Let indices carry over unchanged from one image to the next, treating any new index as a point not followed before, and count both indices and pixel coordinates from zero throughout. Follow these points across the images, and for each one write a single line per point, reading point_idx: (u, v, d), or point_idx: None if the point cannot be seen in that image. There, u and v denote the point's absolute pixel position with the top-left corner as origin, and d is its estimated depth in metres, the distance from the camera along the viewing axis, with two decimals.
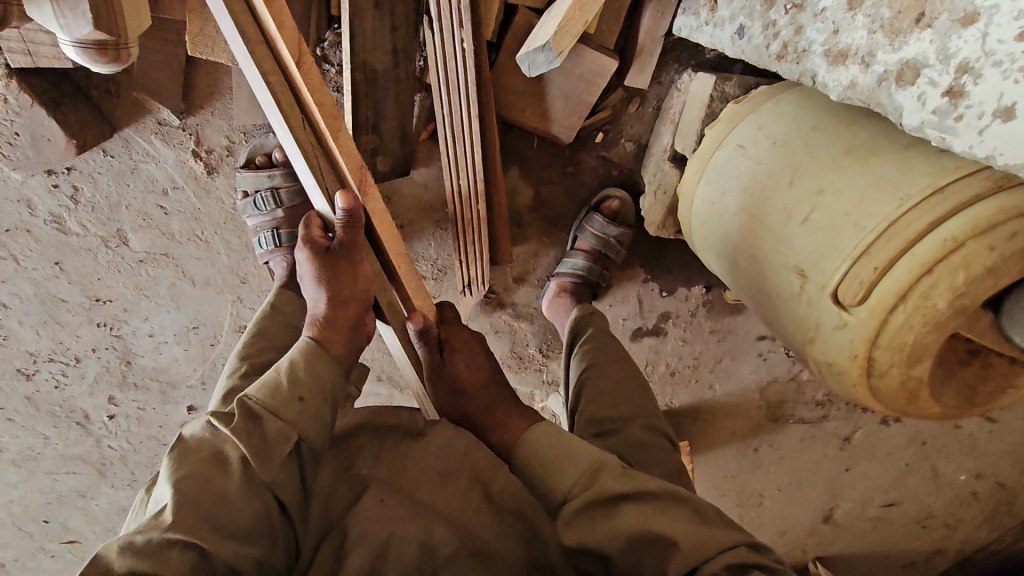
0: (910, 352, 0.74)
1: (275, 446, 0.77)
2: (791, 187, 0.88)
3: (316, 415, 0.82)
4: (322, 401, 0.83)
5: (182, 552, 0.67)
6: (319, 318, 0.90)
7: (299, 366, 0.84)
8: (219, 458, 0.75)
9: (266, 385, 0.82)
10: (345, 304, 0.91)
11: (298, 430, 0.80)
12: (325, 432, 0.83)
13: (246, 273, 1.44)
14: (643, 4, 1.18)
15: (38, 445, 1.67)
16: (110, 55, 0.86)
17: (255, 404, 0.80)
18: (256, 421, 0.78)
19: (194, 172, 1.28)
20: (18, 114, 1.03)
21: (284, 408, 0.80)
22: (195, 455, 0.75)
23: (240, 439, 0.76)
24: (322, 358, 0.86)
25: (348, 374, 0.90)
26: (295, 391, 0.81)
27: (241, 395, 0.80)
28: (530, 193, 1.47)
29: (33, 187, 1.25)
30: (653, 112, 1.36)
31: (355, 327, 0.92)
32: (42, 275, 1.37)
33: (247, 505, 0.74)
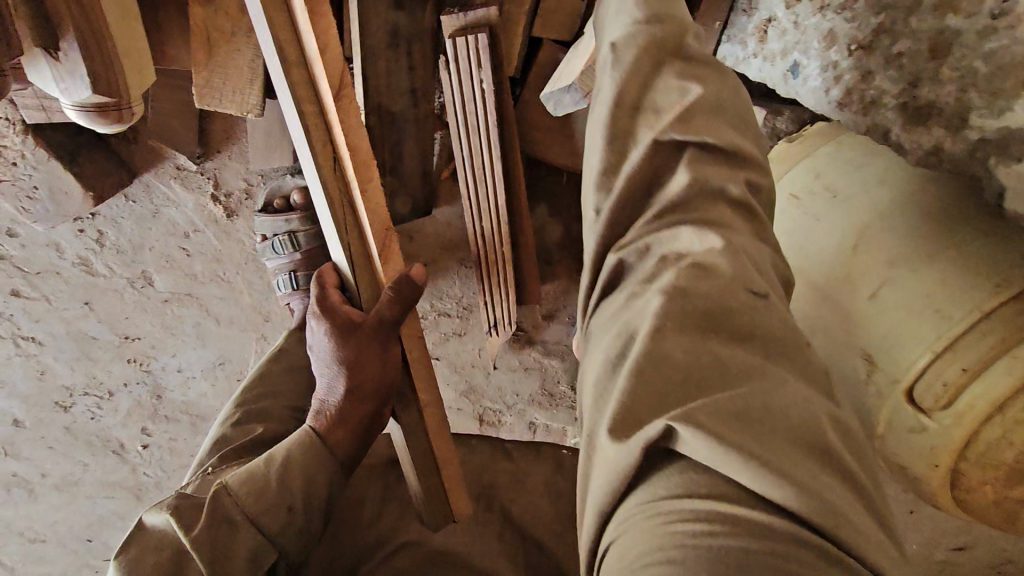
0: (1008, 469, 0.65)
1: (237, 560, 0.77)
2: (855, 254, 0.76)
3: (302, 524, 0.83)
4: (313, 510, 0.84)
5: None
6: (328, 410, 0.90)
7: (294, 468, 0.84)
8: (174, 566, 0.75)
9: (251, 479, 0.83)
10: (356, 392, 0.90)
11: (275, 545, 0.80)
12: (303, 543, 0.83)
13: (269, 311, 1.41)
14: None
15: (78, 472, 1.71)
16: (112, 116, 0.83)
17: (233, 506, 0.80)
18: (228, 526, 0.78)
19: (214, 215, 1.26)
20: (35, 168, 1.02)
21: (269, 518, 0.80)
22: (152, 557, 0.75)
23: (199, 551, 0.75)
24: (319, 453, 0.87)
25: (345, 463, 0.90)
26: (283, 498, 0.82)
27: (220, 490, 0.81)
28: (560, 229, 1.38)
29: (61, 232, 1.26)
30: None
31: (364, 420, 0.92)
32: (73, 314, 1.38)
33: None
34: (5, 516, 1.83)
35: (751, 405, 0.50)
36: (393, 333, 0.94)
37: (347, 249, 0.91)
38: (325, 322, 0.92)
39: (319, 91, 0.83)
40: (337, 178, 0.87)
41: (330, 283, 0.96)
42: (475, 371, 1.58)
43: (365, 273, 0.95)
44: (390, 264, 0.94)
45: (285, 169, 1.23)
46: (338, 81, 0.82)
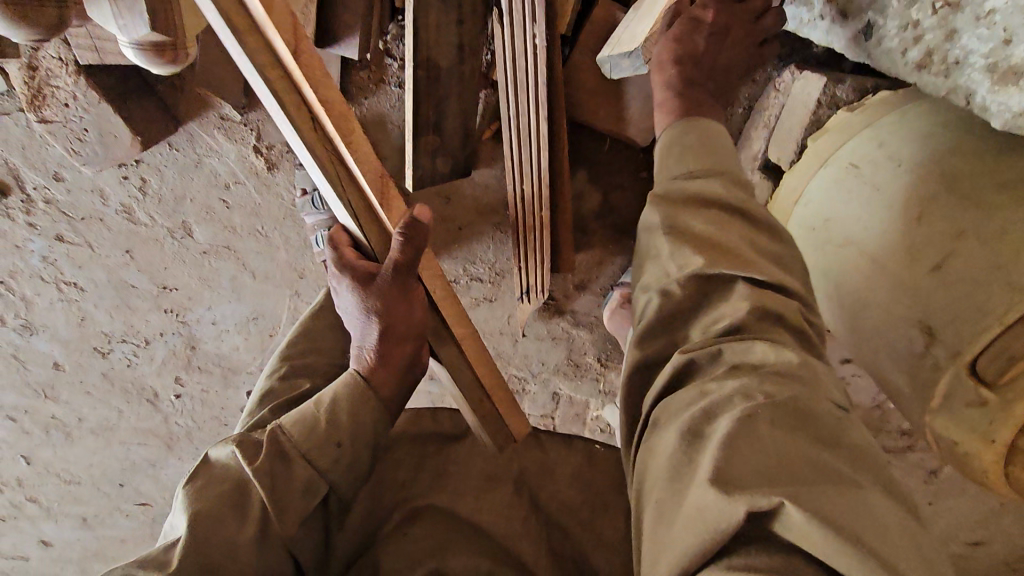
0: None
1: (295, 494, 0.81)
2: (919, 223, 0.74)
3: (348, 464, 0.85)
4: (361, 449, 0.87)
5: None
6: (369, 355, 0.93)
7: (341, 407, 0.87)
8: (237, 496, 0.79)
9: (301, 420, 0.86)
10: (392, 339, 0.93)
11: (327, 480, 0.84)
12: (353, 481, 0.87)
13: (303, 268, 1.42)
14: None
15: (113, 418, 1.76)
16: (168, 56, 0.83)
17: (287, 442, 0.84)
18: (283, 461, 0.82)
19: (255, 167, 1.26)
20: (85, 110, 1.03)
21: (317, 453, 0.83)
22: (216, 487, 0.80)
23: (261, 481, 0.80)
24: (365, 399, 0.89)
25: (392, 410, 0.93)
26: (333, 434, 0.85)
27: (276, 426, 0.85)
28: (598, 198, 1.36)
29: (105, 178, 1.27)
30: (743, 113, 1.21)
31: (403, 363, 0.95)
32: (115, 262, 1.40)
33: (256, 556, 0.77)
34: (42, 458, 1.90)
35: (830, 490, 0.57)
36: (415, 274, 0.94)
37: (351, 211, 0.90)
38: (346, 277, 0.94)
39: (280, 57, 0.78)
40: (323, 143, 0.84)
41: (342, 239, 0.99)
42: (501, 339, 1.60)
43: (372, 224, 0.94)
44: (394, 206, 0.91)
45: None
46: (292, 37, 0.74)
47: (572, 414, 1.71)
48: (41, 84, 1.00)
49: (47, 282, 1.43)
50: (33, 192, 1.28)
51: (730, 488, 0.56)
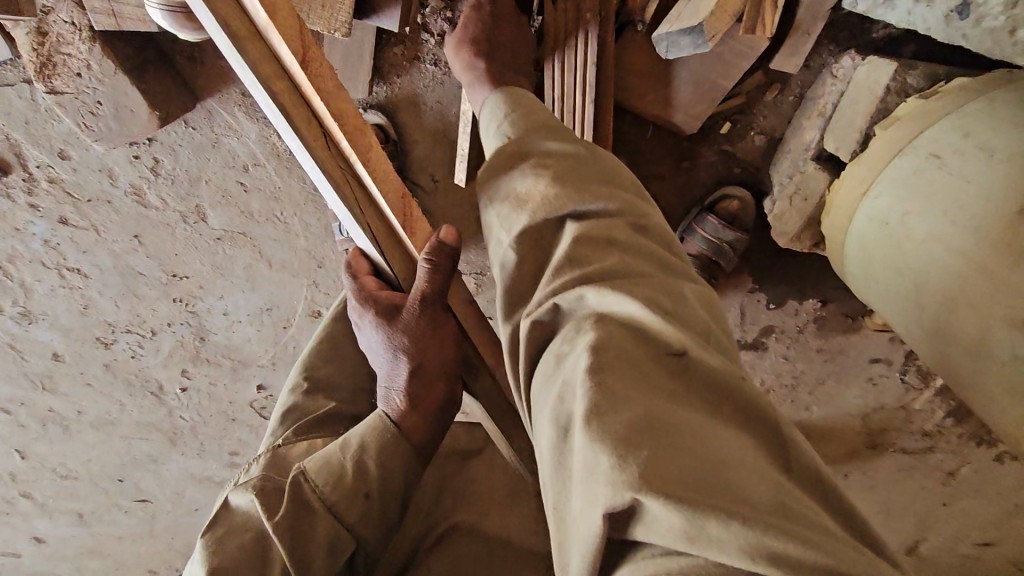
0: None
1: (322, 551, 0.68)
2: (1020, 219, 0.68)
3: (379, 514, 0.72)
4: (391, 497, 0.74)
5: None
6: (397, 398, 0.78)
7: (369, 452, 0.73)
8: (259, 553, 0.67)
9: (326, 466, 0.73)
10: (425, 379, 0.78)
11: (355, 536, 0.71)
12: (382, 530, 0.74)
13: (323, 258, 1.35)
14: None
15: (115, 411, 1.68)
16: (198, 21, 0.76)
17: (311, 493, 0.70)
18: (307, 514, 0.69)
19: (277, 148, 1.18)
20: (99, 81, 0.95)
21: (347, 505, 0.70)
22: (234, 540, 0.68)
23: (280, 537, 0.66)
24: (396, 446, 0.75)
25: (423, 463, 0.78)
26: (361, 485, 0.72)
27: (298, 471, 0.72)
28: None
29: (115, 157, 1.19)
30: (795, 101, 1.15)
31: (438, 408, 0.80)
32: (122, 248, 1.32)
33: None
34: (38, 452, 1.81)
35: (710, 465, 0.45)
36: (445, 305, 0.81)
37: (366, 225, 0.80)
38: (369, 310, 0.81)
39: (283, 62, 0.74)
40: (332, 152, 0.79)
41: (363, 269, 0.88)
42: None
43: (398, 253, 0.85)
44: (420, 231, 0.83)
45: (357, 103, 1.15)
46: (301, 47, 0.72)
47: None
48: (53, 55, 0.93)
49: (49, 267, 1.35)
50: (35, 171, 1.20)
51: (598, 482, 0.45)
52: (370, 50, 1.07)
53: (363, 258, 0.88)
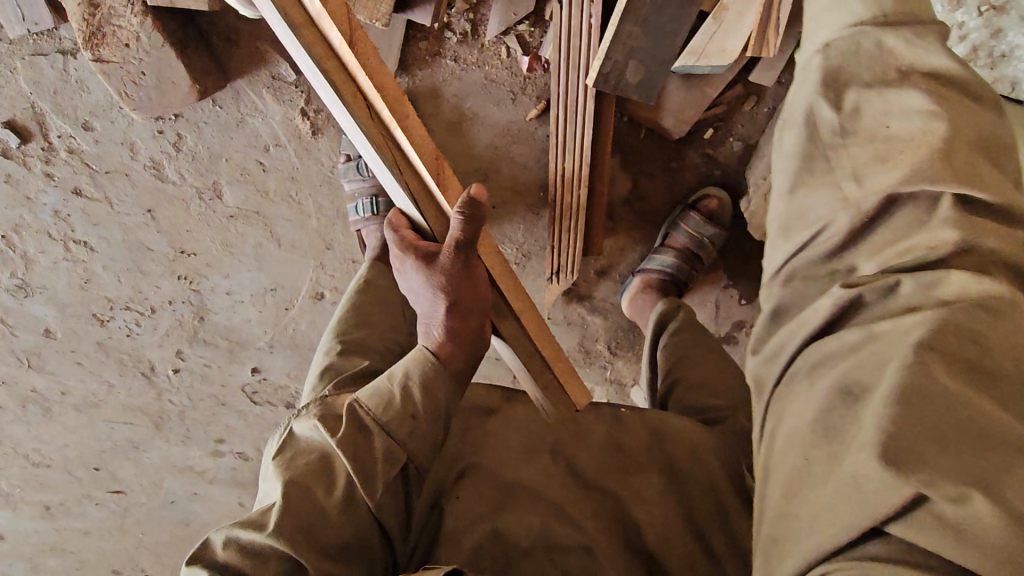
0: None
1: (379, 464, 0.89)
2: None
3: (426, 432, 0.93)
4: (434, 417, 0.94)
5: (282, 559, 0.81)
6: (436, 331, 0.99)
7: (414, 380, 0.95)
8: (323, 468, 0.88)
9: (378, 394, 0.94)
10: (460, 315, 0.98)
11: (406, 450, 0.91)
12: (427, 449, 0.94)
13: (332, 240, 1.42)
14: None
15: (101, 393, 1.67)
16: None
17: (365, 414, 0.92)
18: (362, 432, 0.90)
19: (299, 131, 1.26)
20: (146, 53, 1.01)
21: (397, 425, 0.91)
22: (301, 460, 0.89)
23: (341, 453, 0.88)
24: (436, 373, 0.96)
25: (458, 385, 0.99)
26: (406, 410, 0.92)
27: (353, 400, 0.93)
28: (627, 184, 1.42)
29: (138, 130, 1.24)
30: (768, 113, 1.31)
31: (469, 339, 1.00)
32: (133, 222, 1.36)
33: (342, 524, 0.85)
34: (12, 436, 1.76)
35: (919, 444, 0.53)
36: (475, 255, 0.98)
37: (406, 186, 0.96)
38: (410, 257, 0.99)
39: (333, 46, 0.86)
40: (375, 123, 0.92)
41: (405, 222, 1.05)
42: None
43: (433, 208, 1.00)
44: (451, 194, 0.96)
45: None
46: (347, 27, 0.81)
47: None
48: (100, 19, 0.98)
49: (55, 237, 1.36)
50: (57, 140, 1.25)
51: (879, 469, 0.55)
52: (399, 39, 1.18)
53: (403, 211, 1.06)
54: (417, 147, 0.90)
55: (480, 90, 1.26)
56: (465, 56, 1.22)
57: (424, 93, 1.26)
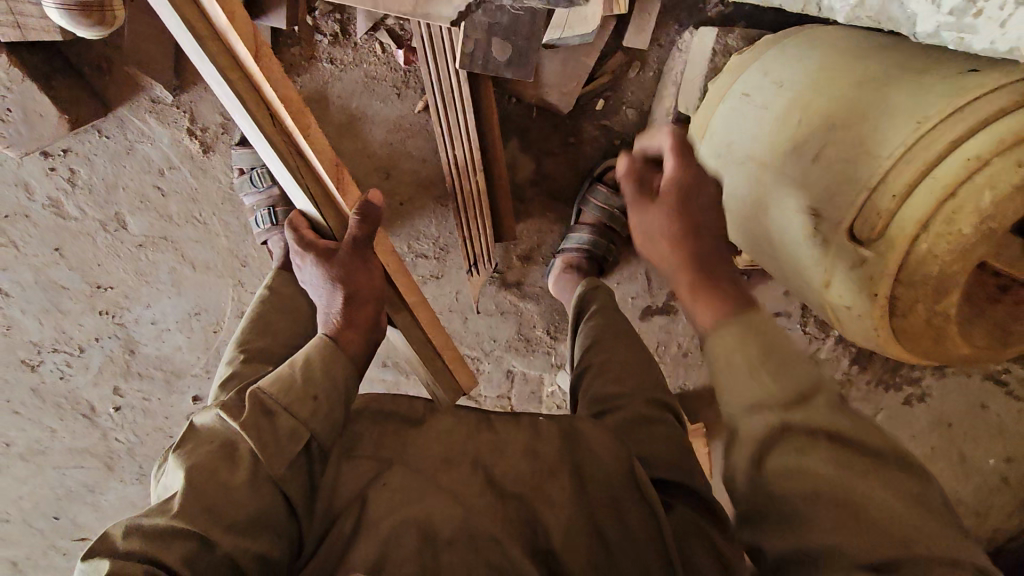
0: (937, 284, 0.68)
1: (285, 442, 0.83)
2: (800, 128, 0.83)
3: (327, 414, 0.87)
4: (337, 399, 0.89)
5: (183, 539, 0.71)
6: (334, 318, 0.97)
7: (315, 365, 0.90)
8: (225, 450, 0.81)
9: (277, 380, 0.88)
10: (358, 302, 0.99)
11: (309, 428, 0.85)
12: (334, 427, 0.88)
13: (246, 257, 1.42)
14: None
15: (46, 439, 1.66)
16: (94, 17, 0.85)
17: (267, 398, 0.86)
18: (267, 415, 0.84)
19: (190, 151, 1.27)
20: (9, 89, 1.04)
21: (299, 406, 0.85)
22: (204, 448, 0.81)
23: (248, 434, 0.81)
24: (336, 356, 0.93)
25: (360, 370, 0.96)
26: (310, 389, 0.87)
27: (254, 388, 0.87)
28: (531, 165, 1.43)
29: (30, 170, 1.26)
30: (654, 76, 1.32)
31: (368, 325, 1.00)
32: (43, 261, 1.37)
33: (250, 497, 0.78)
34: None
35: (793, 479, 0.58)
36: (371, 250, 1.03)
37: (305, 187, 0.98)
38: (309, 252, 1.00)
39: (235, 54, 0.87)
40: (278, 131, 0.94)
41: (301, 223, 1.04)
42: (450, 317, 1.62)
43: (330, 209, 1.03)
44: (350, 193, 1.01)
45: None
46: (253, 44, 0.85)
47: (527, 392, 1.73)
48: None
49: None
50: None
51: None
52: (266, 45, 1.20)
53: (298, 214, 1.06)
54: (319, 150, 0.94)
55: (362, 89, 1.28)
56: (340, 57, 1.25)
57: (311, 99, 1.28)
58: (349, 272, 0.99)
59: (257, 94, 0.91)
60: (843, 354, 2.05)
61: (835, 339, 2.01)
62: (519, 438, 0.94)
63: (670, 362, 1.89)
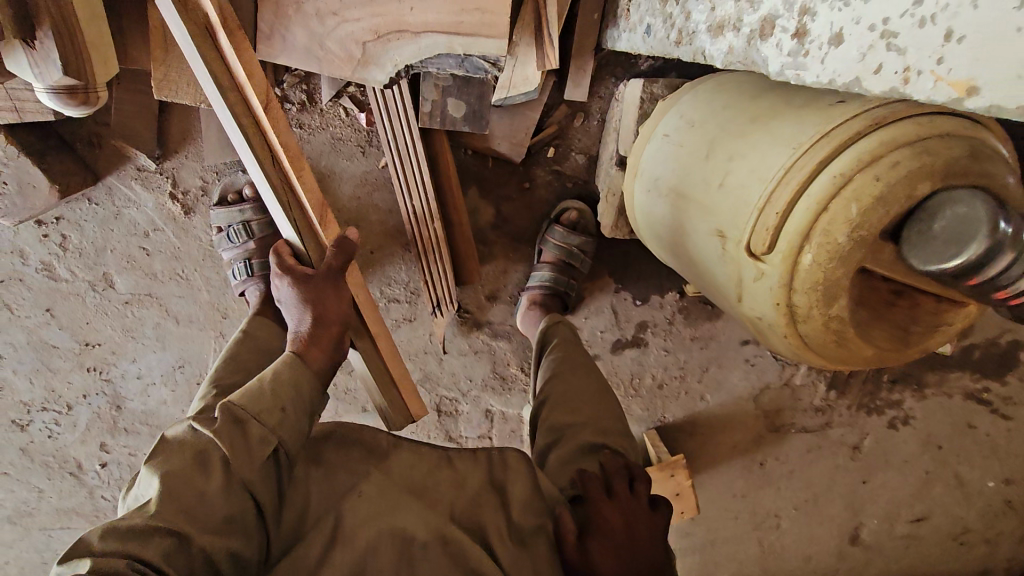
0: (826, 290, 0.75)
1: (258, 448, 0.86)
2: (707, 160, 0.93)
3: (294, 425, 0.92)
4: (300, 412, 0.95)
5: (162, 537, 0.73)
6: (302, 335, 1.04)
7: (283, 378, 0.96)
8: (198, 456, 0.82)
9: (248, 394, 0.91)
10: (324, 324, 1.06)
11: (277, 437, 0.88)
12: (300, 437, 0.92)
13: (226, 309, 1.49)
14: (573, 25, 1.26)
15: (33, 500, 1.69)
16: (79, 98, 0.97)
17: (240, 410, 0.88)
18: (240, 424, 0.86)
19: (172, 213, 1.38)
20: (6, 164, 1.15)
21: (268, 415, 0.89)
22: (177, 456, 0.81)
23: (221, 441, 0.83)
24: (301, 371, 0.99)
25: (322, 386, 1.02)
26: (278, 401, 0.91)
27: (226, 401, 0.89)
28: (491, 211, 1.54)
29: (26, 238, 1.37)
30: (598, 125, 1.43)
31: (332, 344, 1.07)
32: (35, 322, 1.46)
33: (225, 501, 0.79)
34: None
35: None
36: (344, 280, 1.11)
37: (294, 222, 1.06)
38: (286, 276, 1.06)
39: (249, 101, 0.96)
40: (276, 171, 1.02)
41: (285, 251, 1.10)
42: (426, 358, 1.69)
43: (311, 237, 1.11)
44: (330, 227, 1.09)
45: (237, 165, 1.37)
46: (265, 97, 0.94)
47: (507, 430, 1.77)
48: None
49: None
50: None
51: None
52: None
53: (284, 241, 1.12)
54: (310, 190, 1.03)
55: (329, 149, 1.40)
56: (308, 122, 1.37)
57: None
58: (320, 297, 1.07)
59: (263, 140, 1.00)
60: (819, 378, 2.10)
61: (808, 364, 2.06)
62: (477, 471, 0.98)
63: (645, 395, 1.97)
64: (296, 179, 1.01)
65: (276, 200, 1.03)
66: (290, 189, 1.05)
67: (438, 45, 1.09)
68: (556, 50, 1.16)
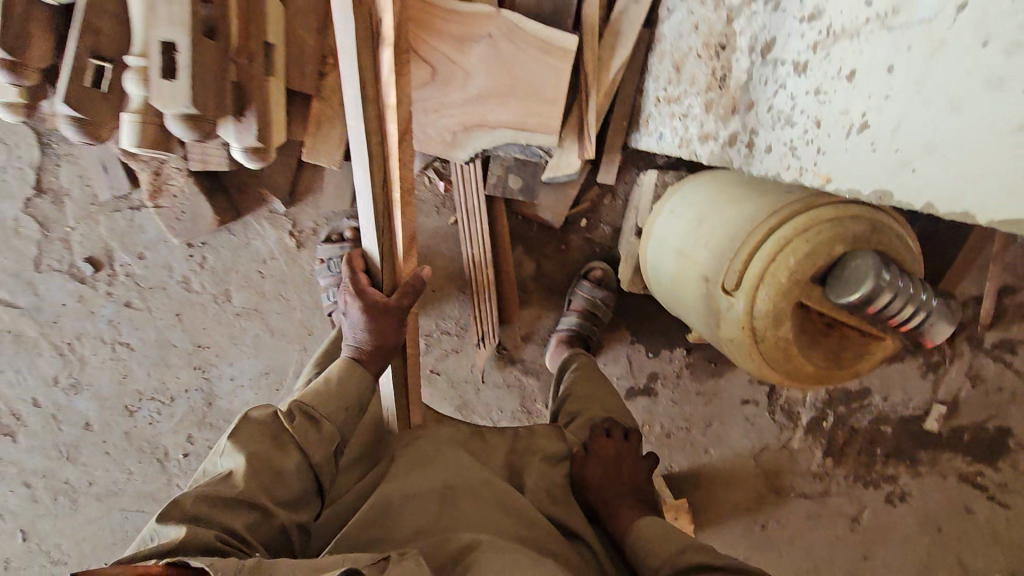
0: (773, 316, 1.06)
1: (323, 436, 1.11)
2: (701, 228, 1.29)
3: (348, 420, 1.16)
4: (354, 408, 1.18)
5: (249, 509, 0.98)
6: (364, 345, 1.21)
7: (344, 382, 1.18)
8: (275, 441, 1.07)
9: (315, 395, 1.15)
10: (383, 339, 1.22)
11: (338, 431, 1.14)
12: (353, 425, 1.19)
13: (312, 328, 1.86)
14: (609, 127, 1.66)
15: (121, 481, 1.97)
16: (260, 155, 1.40)
17: (310, 408, 1.12)
18: (310, 421, 1.11)
19: (287, 247, 1.78)
20: (187, 198, 1.59)
21: (333, 414, 1.14)
22: (255, 438, 1.05)
23: (294, 433, 1.08)
24: (358, 375, 1.20)
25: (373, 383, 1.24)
26: (342, 402, 1.16)
27: (297, 400, 1.13)
28: (532, 266, 1.90)
29: (175, 256, 1.76)
30: (623, 204, 1.82)
31: (387, 352, 1.24)
32: (165, 323, 1.82)
33: (296, 480, 1.06)
34: (40, 530, 1.98)
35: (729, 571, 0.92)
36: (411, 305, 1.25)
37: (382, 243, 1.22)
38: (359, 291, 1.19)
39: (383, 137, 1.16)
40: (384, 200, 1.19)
41: (358, 263, 1.25)
42: (465, 386, 1.98)
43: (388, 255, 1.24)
44: (410, 259, 1.25)
45: (342, 214, 1.76)
46: (404, 126, 1.13)
47: None
48: (140, 161, 1.53)
49: (103, 342, 1.82)
50: (119, 268, 1.74)
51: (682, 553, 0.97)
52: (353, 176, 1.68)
53: (359, 251, 1.25)
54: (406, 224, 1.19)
55: (412, 207, 1.80)
56: None
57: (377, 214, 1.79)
58: (383, 317, 1.21)
59: (383, 168, 1.18)
60: (816, 444, 2.31)
61: (803, 429, 2.28)
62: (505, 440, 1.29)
63: (655, 443, 2.20)
64: (399, 212, 1.18)
65: (374, 223, 1.19)
66: (387, 214, 1.21)
67: (508, 135, 1.52)
68: (593, 144, 1.56)
